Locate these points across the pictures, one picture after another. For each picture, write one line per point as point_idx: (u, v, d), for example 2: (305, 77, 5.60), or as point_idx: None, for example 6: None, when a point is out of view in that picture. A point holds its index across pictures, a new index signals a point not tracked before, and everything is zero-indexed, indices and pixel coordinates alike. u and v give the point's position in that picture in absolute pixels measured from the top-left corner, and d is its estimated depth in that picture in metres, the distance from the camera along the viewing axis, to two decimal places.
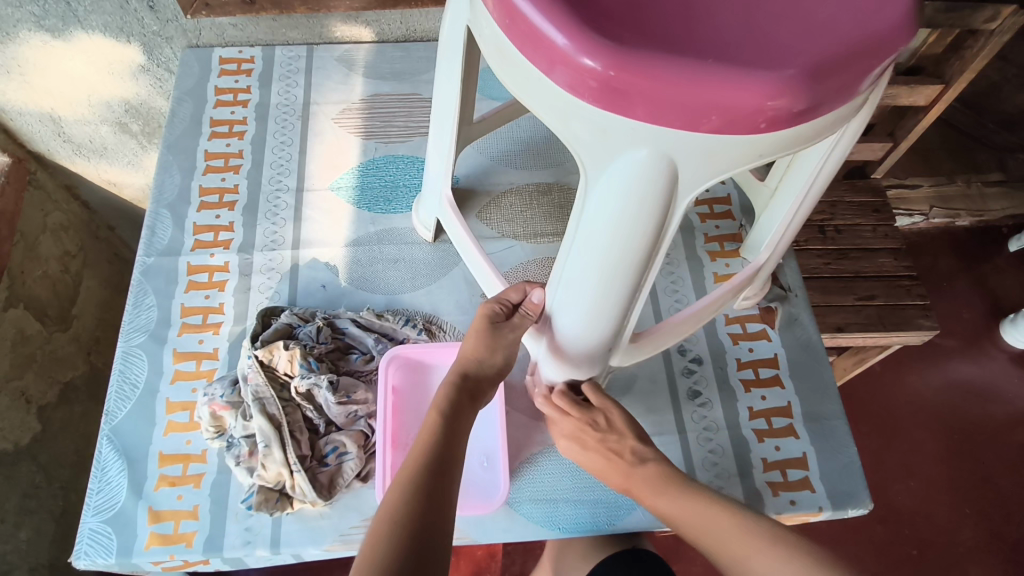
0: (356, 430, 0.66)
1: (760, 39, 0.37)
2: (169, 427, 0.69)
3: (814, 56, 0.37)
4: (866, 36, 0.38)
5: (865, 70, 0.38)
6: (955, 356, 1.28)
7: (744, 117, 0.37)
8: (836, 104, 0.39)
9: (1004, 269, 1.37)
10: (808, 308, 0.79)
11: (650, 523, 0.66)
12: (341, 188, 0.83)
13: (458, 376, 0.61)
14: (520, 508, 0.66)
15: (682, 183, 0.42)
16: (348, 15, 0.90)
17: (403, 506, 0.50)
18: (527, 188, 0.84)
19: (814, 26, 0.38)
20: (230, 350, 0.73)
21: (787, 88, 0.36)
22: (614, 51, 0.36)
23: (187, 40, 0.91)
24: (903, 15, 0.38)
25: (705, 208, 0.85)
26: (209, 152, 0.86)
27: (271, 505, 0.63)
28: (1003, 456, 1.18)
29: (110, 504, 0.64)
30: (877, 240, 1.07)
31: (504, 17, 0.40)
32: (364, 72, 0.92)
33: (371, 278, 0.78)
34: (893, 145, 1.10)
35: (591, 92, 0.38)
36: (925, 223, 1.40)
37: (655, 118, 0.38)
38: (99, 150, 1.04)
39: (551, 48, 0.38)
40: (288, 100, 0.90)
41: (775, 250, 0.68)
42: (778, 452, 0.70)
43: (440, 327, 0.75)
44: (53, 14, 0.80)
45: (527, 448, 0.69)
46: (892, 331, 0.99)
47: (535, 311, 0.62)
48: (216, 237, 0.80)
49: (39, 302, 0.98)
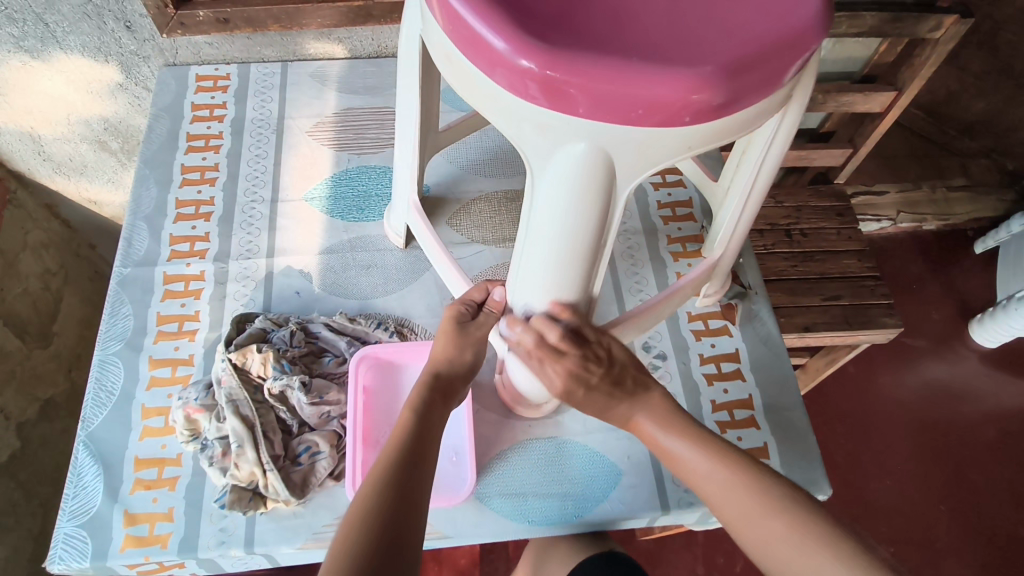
0: (329, 430, 0.68)
1: (680, 38, 0.40)
2: (145, 431, 0.70)
3: (730, 53, 0.40)
4: (780, 35, 0.41)
5: (780, 67, 0.41)
6: (927, 356, 1.32)
7: (669, 110, 0.40)
8: (755, 98, 0.42)
9: (971, 270, 1.42)
10: (768, 305, 0.82)
11: (617, 514, 0.68)
12: (315, 199, 0.86)
13: (430, 376, 0.61)
14: (489, 502, 0.67)
15: (620, 175, 0.45)
16: (321, 32, 0.93)
17: (367, 546, 0.46)
18: (497, 195, 0.87)
19: (730, 26, 0.41)
20: (205, 357, 0.75)
21: (706, 84, 0.39)
22: (546, 51, 0.39)
23: (164, 58, 0.93)
24: (813, 17, 0.42)
25: (668, 211, 0.88)
26: (186, 166, 0.88)
27: (244, 504, 0.64)
28: (974, 453, 1.21)
29: (86, 509, 0.65)
30: (841, 242, 1.12)
31: (448, 23, 0.43)
32: (338, 87, 0.95)
33: (344, 283, 0.80)
34: (853, 151, 1.15)
35: (529, 91, 0.41)
36: (893, 228, 1.44)
37: (589, 114, 0.41)
38: (79, 169, 1.06)
39: (491, 51, 0.41)
40: (263, 115, 0.92)
41: (729, 245, 0.71)
42: (741, 442, 0.73)
43: (412, 329, 0.77)
44: (32, 35, 0.83)
45: (497, 445, 0.71)
46: (857, 329, 1.01)
47: (498, 309, 0.64)
48: (192, 247, 0.82)
49: (20, 318, 1.00)
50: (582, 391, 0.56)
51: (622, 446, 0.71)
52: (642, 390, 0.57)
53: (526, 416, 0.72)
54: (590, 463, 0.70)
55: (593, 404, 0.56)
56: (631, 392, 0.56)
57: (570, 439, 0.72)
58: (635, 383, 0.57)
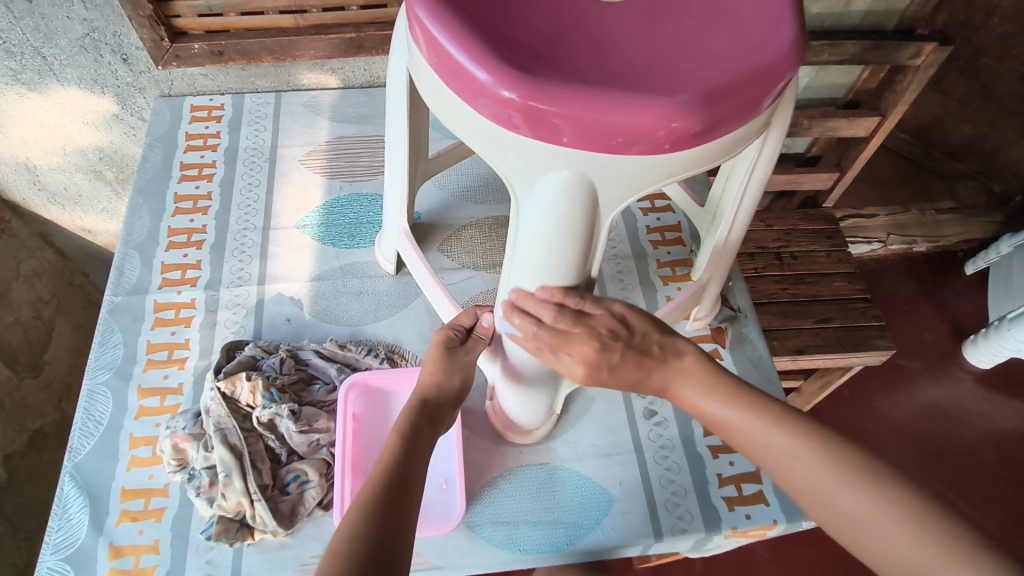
0: (318, 459, 0.67)
1: (658, 69, 0.41)
2: (132, 462, 0.69)
3: (707, 83, 0.41)
4: (756, 64, 0.42)
5: (756, 95, 0.42)
6: (922, 378, 1.32)
7: (650, 138, 0.41)
8: (733, 126, 0.43)
9: (963, 291, 1.43)
10: (758, 328, 0.82)
11: (610, 542, 0.67)
12: (306, 226, 0.86)
13: (418, 402, 0.60)
14: (480, 531, 0.67)
15: (603, 201, 0.46)
16: (314, 63, 0.95)
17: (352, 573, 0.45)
18: (486, 221, 0.87)
19: (707, 57, 0.42)
20: (194, 385, 0.74)
21: (684, 113, 0.40)
22: (527, 82, 0.40)
23: (160, 90, 0.95)
24: (788, 47, 0.43)
25: (657, 235, 0.89)
26: (179, 195, 0.88)
27: (230, 535, 0.63)
28: (973, 476, 1.20)
29: (70, 542, 0.64)
30: (831, 264, 1.12)
31: (432, 55, 0.44)
32: (330, 116, 0.97)
33: (335, 310, 0.80)
34: (840, 175, 1.17)
35: (512, 120, 0.42)
36: (884, 250, 1.46)
37: (570, 141, 0.42)
38: (73, 198, 1.07)
39: (473, 81, 0.42)
40: (256, 144, 0.93)
41: (716, 269, 0.72)
42: (733, 467, 0.72)
43: (402, 355, 0.77)
44: (30, 68, 0.84)
45: (488, 472, 0.71)
46: (850, 351, 1.01)
47: (487, 335, 0.65)
48: (184, 275, 0.82)
49: (11, 349, 0.99)
50: (607, 372, 0.52)
51: (614, 473, 0.71)
52: (673, 358, 0.53)
53: (518, 442, 0.72)
54: (583, 489, 0.70)
55: (625, 380, 0.53)
56: (661, 360, 0.53)
57: (561, 466, 0.71)
58: (663, 350, 0.53)
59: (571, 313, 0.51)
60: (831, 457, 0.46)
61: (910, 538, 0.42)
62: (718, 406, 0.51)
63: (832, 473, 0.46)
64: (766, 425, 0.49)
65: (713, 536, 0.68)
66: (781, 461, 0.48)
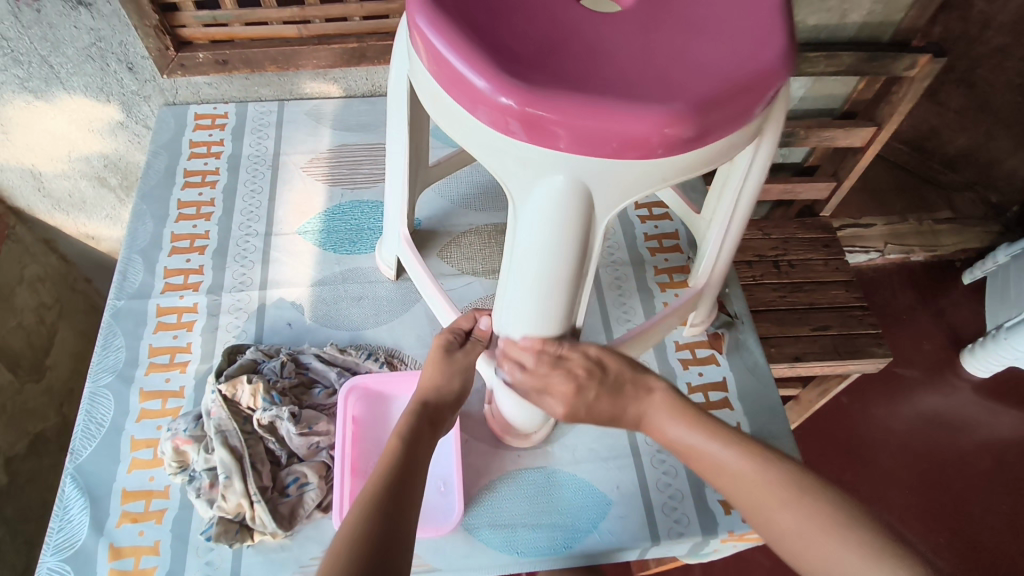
0: (318, 461, 0.68)
1: (652, 78, 0.42)
2: (133, 463, 0.70)
3: (699, 91, 0.42)
4: (747, 73, 0.43)
5: (748, 103, 0.43)
6: (920, 386, 1.32)
7: (644, 144, 0.42)
8: (725, 132, 0.44)
9: (961, 301, 1.44)
10: (755, 333, 0.83)
11: (607, 545, 0.67)
12: (307, 232, 0.87)
13: (418, 405, 0.61)
14: (478, 533, 0.67)
15: (599, 205, 0.47)
16: (317, 73, 0.96)
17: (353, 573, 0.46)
18: (486, 228, 0.88)
19: (699, 66, 0.43)
20: (196, 388, 0.75)
21: (678, 120, 0.41)
22: (525, 90, 0.41)
23: (164, 98, 0.96)
24: (778, 57, 0.44)
25: (655, 242, 0.90)
26: (182, 202, 0.90)
27: (230, 537, 0.63)
28: (971, 484, 1.20)
29: (71, 543, 0.65)
30: (828, 272, 1.13)
31: (433, 64, 0.45)
32: (332, 124, 0.98)
33: (336, 315, 0.81)
34: (837, 185, 1.18)
35: (510, 127, 0.43)
36: (881, 258, 1.48)
37: (567, 147, 0.43)
38: (78, 205, 1.08)
39: (473, 89, 0.43)
40: (259, 151, 0.95)
41: (713, 274, 0.72)
42: None
43: (402, 359, 0.78)
44: (37, 76, 0.86)
45: (487, 475, 0.71)
46: (847, 359, 1.02)
47: (486, 337, 0.66)
48: (186, 280, 0.83)
49: (13, 353, 1.00)
50: (584, 410, 0.57)
51: (611, 477, 0.72)
52: (642, 393, 0.58)
53: (516, 445, 0.73)
54: (581, 492, 0.70)
55: (599, 417, 0.57)
56: (632, 398, 0.58)
57: (559, 469, 0.72)
58: (634, 388, 0.58)
59: (549, 358, 0.57)
60: (778, 478, 0.50)
61: (844, 551, 0.46)
62: (680, 431, 0.55)
63: (775, 493, 0.50)
64: (721, 448, 0.53)
65: (709, 539, 0.69)
66: (729, 481, 0.52)
